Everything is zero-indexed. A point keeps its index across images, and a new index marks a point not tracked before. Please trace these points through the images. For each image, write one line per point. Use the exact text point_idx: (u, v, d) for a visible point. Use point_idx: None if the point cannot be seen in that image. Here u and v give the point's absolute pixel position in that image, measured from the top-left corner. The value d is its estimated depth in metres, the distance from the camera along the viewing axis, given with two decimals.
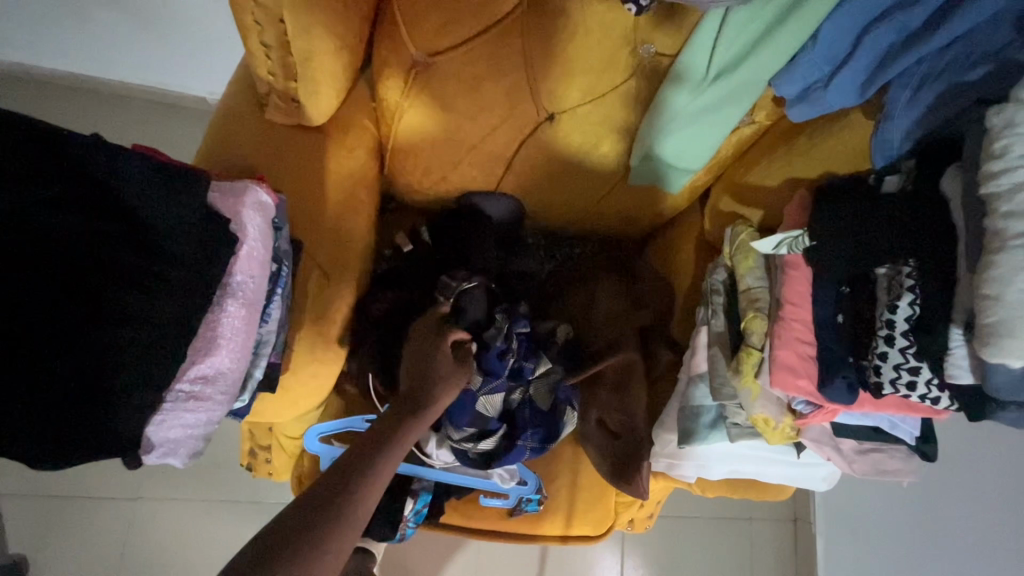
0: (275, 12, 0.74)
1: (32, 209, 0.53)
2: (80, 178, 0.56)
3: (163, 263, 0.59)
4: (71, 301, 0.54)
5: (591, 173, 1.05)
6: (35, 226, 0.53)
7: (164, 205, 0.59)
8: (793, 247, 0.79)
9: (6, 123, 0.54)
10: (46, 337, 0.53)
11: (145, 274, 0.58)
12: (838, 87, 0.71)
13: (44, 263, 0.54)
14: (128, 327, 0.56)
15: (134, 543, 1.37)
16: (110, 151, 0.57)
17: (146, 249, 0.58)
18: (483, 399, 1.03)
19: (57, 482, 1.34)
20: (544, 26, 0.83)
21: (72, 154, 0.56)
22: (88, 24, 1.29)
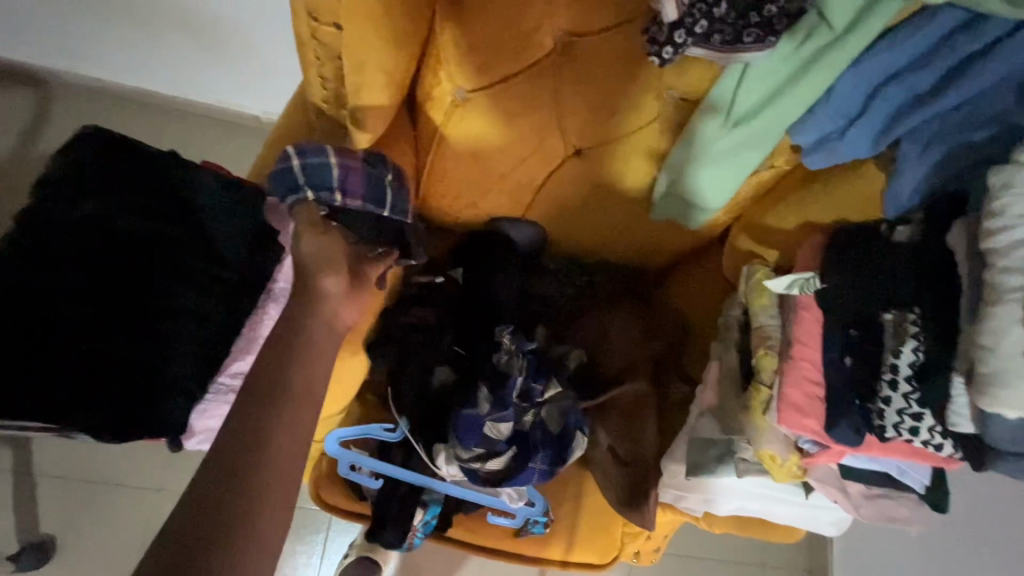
0: (334, 50, 0.80)
1: (131, 217, 0.73)
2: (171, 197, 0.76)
3: (219, 267, 0.76)
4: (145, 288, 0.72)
5: (614, 206, 1.11)
6: (131, 229, 0.73)
7: (226, 221, 0.77)
8: (805, 289, 0.81)
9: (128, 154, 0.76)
10: (123, 313, 0.71)
11: (206, 274, 0.75)
12: (851, 140, 0.75)
13: (134, 257, 0.73)
14: (187, 314, 0.73)
15: (152, 532, 1.43)
16: (191, 177, 0.76)
17: (208, 255, 0.76)
18: (489, 423, 1.06)
19: (91, 466, 1.44)
20: (577, 71, 0.88)
21: (168, 180, 0.76)
22: (164, 48, 1.44)
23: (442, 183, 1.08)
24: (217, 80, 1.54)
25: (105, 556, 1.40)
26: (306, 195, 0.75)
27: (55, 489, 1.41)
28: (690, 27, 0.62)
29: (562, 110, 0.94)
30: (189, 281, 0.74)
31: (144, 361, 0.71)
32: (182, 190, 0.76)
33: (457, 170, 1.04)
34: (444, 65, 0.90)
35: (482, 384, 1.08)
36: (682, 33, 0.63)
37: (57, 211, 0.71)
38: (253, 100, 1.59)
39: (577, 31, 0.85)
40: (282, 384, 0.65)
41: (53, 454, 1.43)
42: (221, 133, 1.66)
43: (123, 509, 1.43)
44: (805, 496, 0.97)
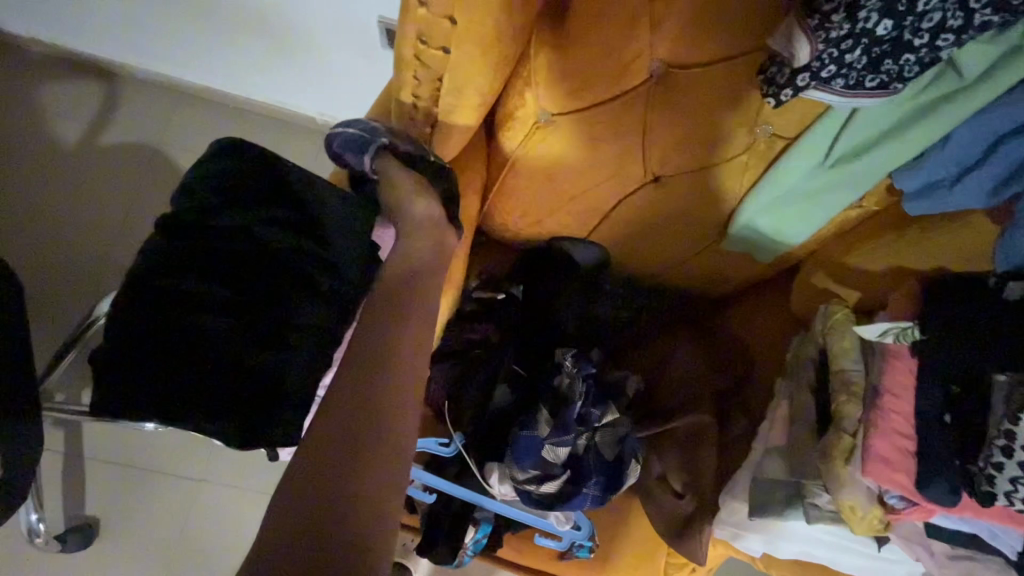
0: (434, 72, 0.81)
1: (256, 228, 0.72)
2: (293, 207, 0.74)
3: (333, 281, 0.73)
4: (264, 301, 0.71)
5: (687, 233, 1.09)
6: (255, 241, 0.72)
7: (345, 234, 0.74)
8: (901, 337, 0.78)
9: (256, 162, 0.75)
10: (239, 327, 0.69)
11: (320, 287, 0.72)
12: (964, 190, 0.72)
13: (255, 268, 0.71)
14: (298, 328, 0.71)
15: (193, 523, 1.45)
16: (314, 189, 0.74)
17: (325, 268, 0.73)
18: (549, 446, 1.05)
19: (139, 453, 1.47)
20: (671, 102, 0.87)
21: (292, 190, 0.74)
22: (237, 48, 1.47)
23: (514, 203, 1.07)
24: (284, 82, 1.56)
25: (147, 543, 1.43)
26: (382, 140, 0.79)
27: (103, 474, 1.45)
28: (818, 71, 0.59)
29: (649, 138, 0.93)
30: (303, 294, 0.71)
31: (248, 377, 0.69)
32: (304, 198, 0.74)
33: (532, 190, 1.04)
34: (534, 87, 0.88)
35: (542, 407, 1.07)
36: (807, 76, 0.60)
37: (192, 222, 0.71)
38: (316, 103, 1.61)
39: (675, 62, 0.84)
40: (380, 361, 0.64)
41: (103, 440, 1.46)
42: (281, 134, 1.68)
43: (168, 498, 1.46)
44: (877, 548, 0.94)
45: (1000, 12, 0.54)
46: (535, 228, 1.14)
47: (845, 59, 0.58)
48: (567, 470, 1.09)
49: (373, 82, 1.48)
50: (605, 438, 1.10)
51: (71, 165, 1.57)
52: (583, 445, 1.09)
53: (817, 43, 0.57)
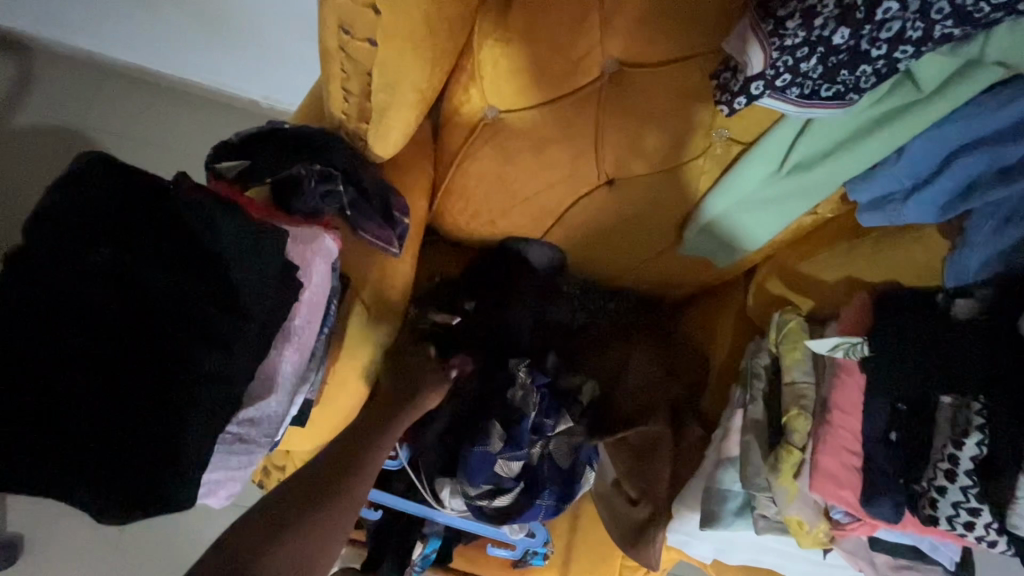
0: (363, 65, 0.73)
1: (139, 260, 0.56)
2: (183, 233, 0.59)
3: (239, 318, 0.58)
4: (150, 350, 0.54)
5: (643, 236, 1.05)
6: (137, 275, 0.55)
7: (251, 262, 0.59)
8: (850, 353, 0.76)
9: (149, 187, 0.61)
10: (120, 391, 0.52)
11: (223, 329, 0.56)
12: (917, 205, 0.69)
13: (139, 312, 0.55)
14: (199, 383, 0.55)
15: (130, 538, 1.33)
16: (204, 209, 0.59)
17: (232, 308, 0.58)
18: (501, 462, 1.00)
19: None
20: (623, 104, 0.82)
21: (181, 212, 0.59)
22: (162, 23, 1.34)
23: (465, 203, 1.00)
24: (214, 61, 1.43)
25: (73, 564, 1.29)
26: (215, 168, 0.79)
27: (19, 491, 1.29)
28: (773, 79, 0.54)
29: (601, 141, 0.87)
30: (203, 339, 0.56)
31: (120, 449, 0.52)
32: (196, 222, 0.59)
33: (480, 191, 0.97)
34: (478, 85, 0.83)
35: (495, 419, 1.01)
36: (761, 84, 0.55)
37: (57, 252, 0.55)
38: (254, 85, 1.49)
39: (629, 61, 0.78)
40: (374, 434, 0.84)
41: None
42: (214, 118, 1.54)
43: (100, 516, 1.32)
44: (823, 556, 0.95)
45: (962, 24, 0.49)
46: (486, 230, 1.07)
47: (801, 69, 0.53)
48: (522, 481, 1.05)
49: (309, 63, 1.37)
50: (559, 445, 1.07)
51: None
52: (538, 455, 1.05)
53: (773, 49, 0.52)
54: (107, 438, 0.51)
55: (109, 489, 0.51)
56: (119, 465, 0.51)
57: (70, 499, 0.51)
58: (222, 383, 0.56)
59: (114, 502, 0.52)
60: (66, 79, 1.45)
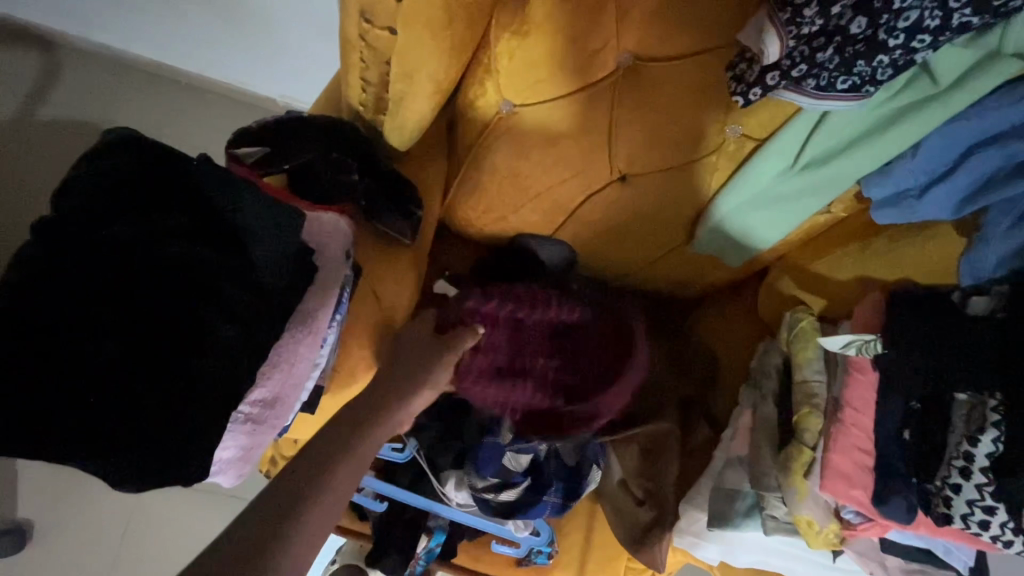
0: (383, 55, 0.74)
1: (157, 236, 0.57)
2: (209, 215, 0.61)
3: (258, 296, 0.60)
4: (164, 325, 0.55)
5: (655, 233, 1.05)
6: (156, 250, 0.56)
7: (273, 240, 0.61)
8: (864, 351, 0.76)
9: (169, 161, 0.62)
10: (133, 363, 0.53)
11: (244, 306, 0.58)
12: (932, 200, 0.68)
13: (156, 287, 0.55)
14: (214, 358, 0.56)
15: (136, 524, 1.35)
16: (227, 189, 0.61)
17: (252, 286, 0.60)
18: (510, 454, 1.03)
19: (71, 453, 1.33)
20: (638, 98, 0.82)
21: (203, 192, 0.61)
22: (185, 19, 1.37)
23: (477, 198, 1.00)
24: (235, 57, 1.46)
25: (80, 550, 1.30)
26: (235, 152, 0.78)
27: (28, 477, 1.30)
28: (788, 69, 0.55)
29: (615, 135, 0.88)
30: (221, 314, 0.57)
31: (137, 418, 0.53)
32: (220, 200, 0.61)
33: (493, 184, 0.97)
34: (494, 78, 0.84)
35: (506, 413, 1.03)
36: (776, 75, 0.56)
37: (78, 225, 0.55)
38: (272, 82, 1.51)
39: (645, 55, 0.79)
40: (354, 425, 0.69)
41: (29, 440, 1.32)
42: (233, 113, 1.57)
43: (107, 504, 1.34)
44: (832, 559, 0.94)
45: (982, 11, 0.48)
46: (498, 226, 1.07)
47: (817, 59, 0.54)
48: (529, 477, 1.06)
49: (326, 60, 1.39)
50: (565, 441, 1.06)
51: None
52: (545, 451, 1.06)
53: (789, 38, 0.53)
54: (126, 406, 0.52)
55: (129, 453, 0.53)
56: (135, 433, 0.52)
57: (89, 465, 0.52)
58: (237, 357, 0.58)
59: (131, 468, 0.53)
60: (89, 72, 1.48)
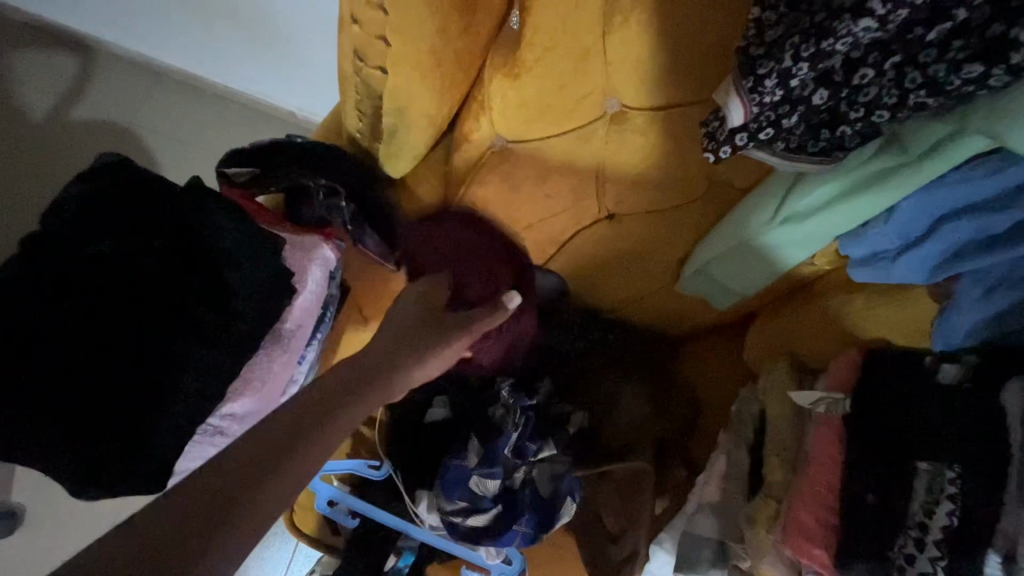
0: (377, 90, 0.78)
1: (136, 254, 0.60)
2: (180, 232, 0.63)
3: (227, 315, 0.61)
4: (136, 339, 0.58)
5: (642, 271, 1.06)
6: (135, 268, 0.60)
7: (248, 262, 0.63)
8: (832, 408, 0.78)
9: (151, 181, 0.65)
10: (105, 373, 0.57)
11: (216, 328, 0.61)
12: (905, 265, 0.69)
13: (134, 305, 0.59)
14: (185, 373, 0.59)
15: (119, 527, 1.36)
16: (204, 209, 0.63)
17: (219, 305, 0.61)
18: (476, 478, 1.02)
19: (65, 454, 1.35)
20: (623, 141, 0.83)
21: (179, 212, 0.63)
22: (213, 37, 1.45)
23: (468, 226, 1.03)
24: (256, 73, 1.53)
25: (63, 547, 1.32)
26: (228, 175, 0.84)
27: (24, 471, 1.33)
28: (756, 132, 0.56)
29: (603, 175, 0.90)
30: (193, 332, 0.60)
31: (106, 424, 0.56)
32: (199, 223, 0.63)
33: (484, 213, 1.00)
34: (486, 114, 0.87)
35: (473, 435, 1.05)
36: (744, 136, 0.57)
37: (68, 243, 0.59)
38: (289, 97, 1.57)
39: (631, 103, 0.79)
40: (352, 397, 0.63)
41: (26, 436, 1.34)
42: (251, 125, 1.63)
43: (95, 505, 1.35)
44: None
45: (937, 95, 0.48)
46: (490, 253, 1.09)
47: (783, 125, 0.55)
48: (499, 505, 1.05)
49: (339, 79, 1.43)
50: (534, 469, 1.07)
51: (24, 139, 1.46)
52: (514, 481, 1.06)
53: (753, 105, 0.54)
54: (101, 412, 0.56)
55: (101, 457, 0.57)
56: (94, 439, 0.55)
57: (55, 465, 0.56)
58: (203, 374, 0.60)
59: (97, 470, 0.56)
60: (119, 79, 1.56)
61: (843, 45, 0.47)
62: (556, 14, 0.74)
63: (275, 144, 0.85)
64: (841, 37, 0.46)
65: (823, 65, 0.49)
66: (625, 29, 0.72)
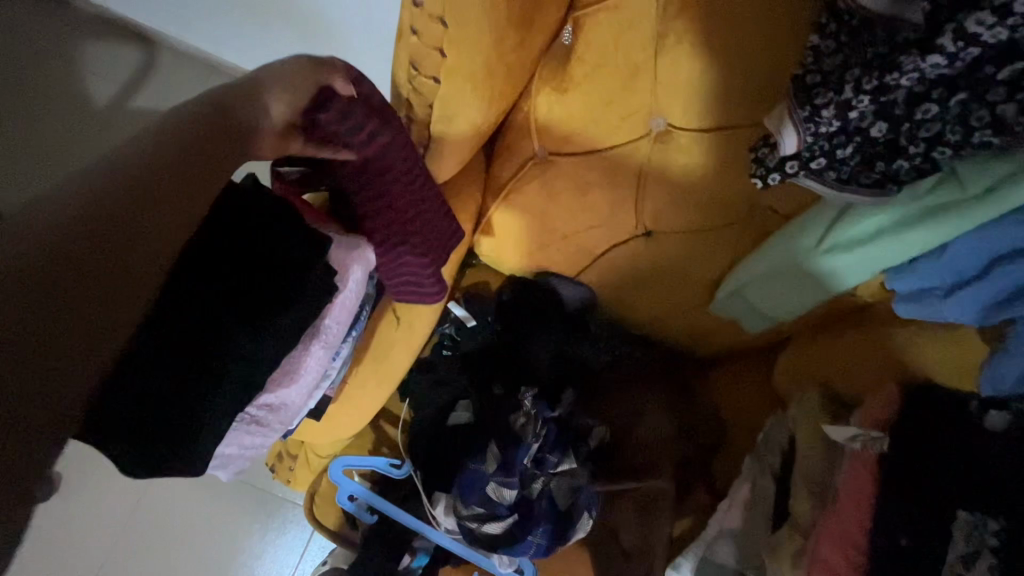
0: (426, 99, 0.80)
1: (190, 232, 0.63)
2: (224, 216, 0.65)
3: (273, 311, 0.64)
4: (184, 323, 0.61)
5: (675, 288, 1.05)
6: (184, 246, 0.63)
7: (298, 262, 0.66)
8: (868, 445, 0.73)
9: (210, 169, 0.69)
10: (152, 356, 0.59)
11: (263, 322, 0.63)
12: (957, 304, 0.66)
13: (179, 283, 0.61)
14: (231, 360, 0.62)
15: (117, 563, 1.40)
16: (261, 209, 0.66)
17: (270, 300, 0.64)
18: (493, 484, 1.03)
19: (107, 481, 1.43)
20: (666, 161, 0.83)
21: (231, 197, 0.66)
22: (268, 36, 1.50)
23: (503, 233, 1.04)
24: None
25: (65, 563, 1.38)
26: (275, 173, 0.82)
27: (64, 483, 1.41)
28: (807, 160, 0.56)
29: (643, 192, 0.89)
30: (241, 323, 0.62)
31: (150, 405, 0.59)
32: (256, 221, 0.66)
33: (520, 223, 1.01)
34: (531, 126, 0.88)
35: (493, 440, 1.05)
36: (795, 164, 0.57)
37: None
38: None
39: (678, 123, 0.79)
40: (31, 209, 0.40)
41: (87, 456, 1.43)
42: None
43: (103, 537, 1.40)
44: None
45: (1004, 136, 0.47)
46: (523, 261, 1.11)
47: (836, 155, 0.55)
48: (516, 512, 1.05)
49: (384, 81, 1.47)
50: (551, 479, 1.06)
51: (89, 125, 1.54)
52: (531, 491, 1.06)
53: (807, 136, 0.54)
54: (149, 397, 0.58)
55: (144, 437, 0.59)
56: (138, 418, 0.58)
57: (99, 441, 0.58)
58: (249, 366, 0.63)
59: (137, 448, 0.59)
60: (175, 73, 1.62)
61: (907, 79, 0.46)
62: (608, 32, 0.74)
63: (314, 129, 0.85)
64: (907, 71, 0.46)
65: (885, 99, 0.49)
66: (678, 50, 0.72)
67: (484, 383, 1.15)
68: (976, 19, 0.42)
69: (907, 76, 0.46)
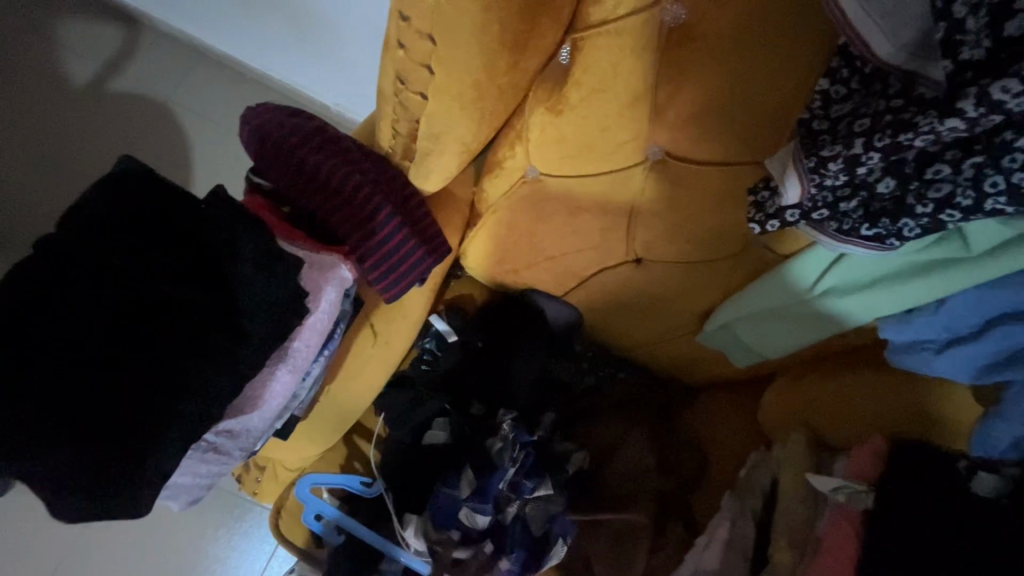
0: (414, 112, 0.76)
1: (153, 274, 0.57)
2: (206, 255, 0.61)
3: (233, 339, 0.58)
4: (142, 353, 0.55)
5: (663, 315, 1.02)
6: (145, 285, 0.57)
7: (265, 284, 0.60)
8: (851, 498, 0.73)
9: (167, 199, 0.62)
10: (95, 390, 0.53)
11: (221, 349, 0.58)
12: (950, 361, 0.63)
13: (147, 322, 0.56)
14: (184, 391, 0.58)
15: None
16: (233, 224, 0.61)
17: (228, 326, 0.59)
18: (466, 510, 1.00)
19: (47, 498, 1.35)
20: (663, 191, 0.80)
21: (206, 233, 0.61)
22: (257, 23, 1.44)
23: (489, 250, 1.01)
24: (294, 63, 1.52)
25: None
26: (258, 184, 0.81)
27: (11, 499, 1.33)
28: (809, 210, 0.54)
29: (635, 219, 0.86)
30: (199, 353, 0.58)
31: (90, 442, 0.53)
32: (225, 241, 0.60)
33: (507, 241, 0.98)
34: (523, 145, 0.84)
35: (468, 464, 1.02)
36: (796, 213, 0.55)
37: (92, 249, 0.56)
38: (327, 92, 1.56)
39: (674, 151, 0.75)
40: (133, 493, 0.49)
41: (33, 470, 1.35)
42: None
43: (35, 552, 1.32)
44: None
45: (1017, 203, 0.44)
46: (509, 277, 1.07)
47: (840, 208, 0.53)
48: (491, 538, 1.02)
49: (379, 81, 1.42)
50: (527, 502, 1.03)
51: (61, 106, 1.46)
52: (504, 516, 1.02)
53: (811, 186, 0.51)
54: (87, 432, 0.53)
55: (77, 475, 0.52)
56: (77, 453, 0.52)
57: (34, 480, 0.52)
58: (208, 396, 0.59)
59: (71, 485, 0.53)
60: (157, 55, 1.55)
61: (922, 140, 0.43)
62: (607, 56, 0.70)
63: (290, 127, 0.80)
64: (922, 133, 0.42)
65: (895, 157, 0.46)
66: (680, 80, 0.68)
67: (462, 401, 1.11)
68: (1001, 85, 0.38)
69: (922, 137, 0.42)
